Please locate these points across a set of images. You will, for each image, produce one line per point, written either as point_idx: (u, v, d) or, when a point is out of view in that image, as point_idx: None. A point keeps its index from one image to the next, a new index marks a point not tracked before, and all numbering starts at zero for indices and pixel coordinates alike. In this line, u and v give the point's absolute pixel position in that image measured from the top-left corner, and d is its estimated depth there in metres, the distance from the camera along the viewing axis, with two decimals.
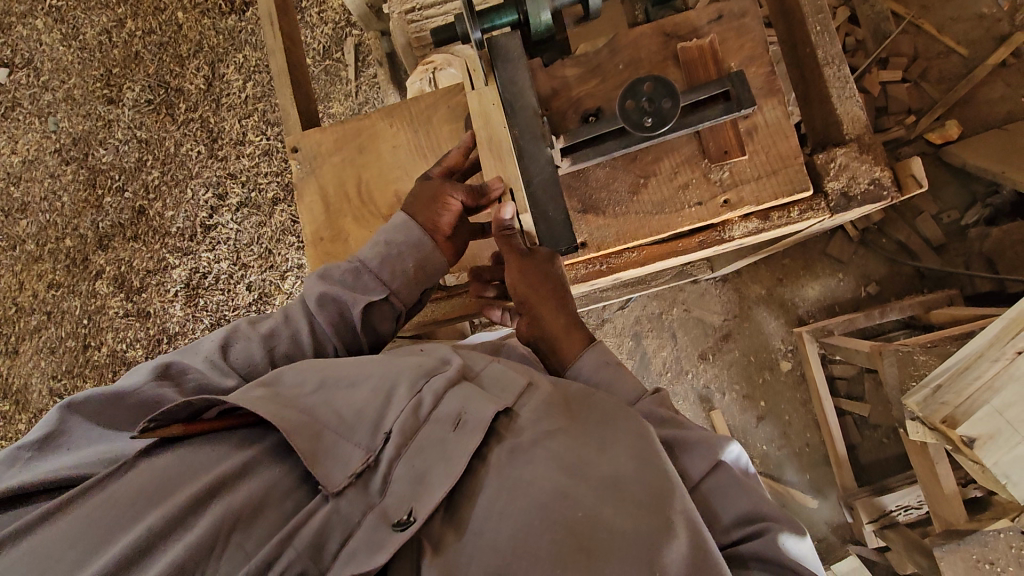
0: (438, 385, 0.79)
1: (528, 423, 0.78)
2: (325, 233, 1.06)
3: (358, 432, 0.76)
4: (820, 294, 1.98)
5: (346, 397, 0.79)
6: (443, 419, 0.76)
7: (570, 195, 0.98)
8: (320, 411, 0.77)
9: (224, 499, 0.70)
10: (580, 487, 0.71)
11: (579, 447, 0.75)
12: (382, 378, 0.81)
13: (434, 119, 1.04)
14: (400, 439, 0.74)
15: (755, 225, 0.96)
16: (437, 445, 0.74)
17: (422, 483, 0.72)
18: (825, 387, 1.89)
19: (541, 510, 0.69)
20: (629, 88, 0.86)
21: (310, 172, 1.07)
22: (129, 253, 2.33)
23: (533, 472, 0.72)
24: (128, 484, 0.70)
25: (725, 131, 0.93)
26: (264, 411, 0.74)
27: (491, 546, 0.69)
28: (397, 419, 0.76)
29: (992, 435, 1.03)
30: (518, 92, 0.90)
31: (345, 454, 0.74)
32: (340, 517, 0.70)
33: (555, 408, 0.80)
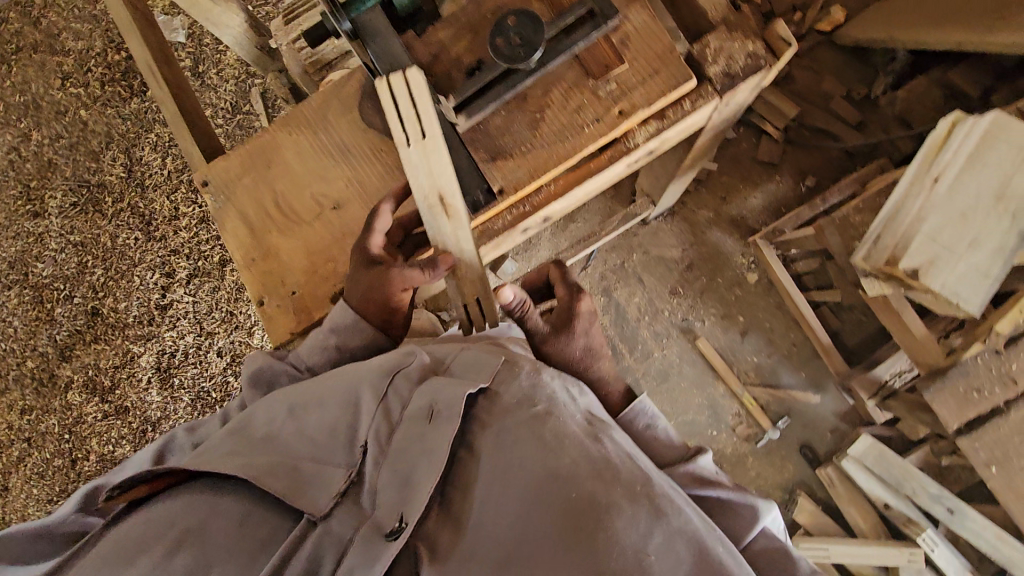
0: (402, 387, 0.86)
1: (511, 405, 0.85)
2: (256, 253, 1.05)
3: (334, 453, 0.81)
4: (763, 201, 2.04)
5: (315, 420, 0.83)
6: (417, 417, 0.82)
7: (475, 148, 0.99)
8: (288, 439, 0.81)
9: (197, 541, 0.71)
10: (562, 466, 0.79)
11: (562, 430, 0.82)
12: (347, 391, 0.85)
13: (329, 118, 1.05)
14: (377, 446, 0.80)
15: (654, 127, 0.99)
16: (416, 444, 0.79)
17: (407, 485, 0.76)
18: (793, 286, 1.93)
19: (528, 494, 0.77)
20: (495, 28, 0.91)
21: (226, 200, 1.07)
22: (93, 356, 2.29)
23: (518, 455, 0.80)
24: (103, 550, 0.70)
25: (601, 48, 0.98)
26: (232, 467, 0.75)
27: (483, 535, 0.76)
28: (370, 428, 0.81)
29: (932, 262, 1.07)
30: (394, 61, 0.93)
31: (327, 476, 0.78)
32: (333, 537, 0.74)
33: (533, 393, 0.87)
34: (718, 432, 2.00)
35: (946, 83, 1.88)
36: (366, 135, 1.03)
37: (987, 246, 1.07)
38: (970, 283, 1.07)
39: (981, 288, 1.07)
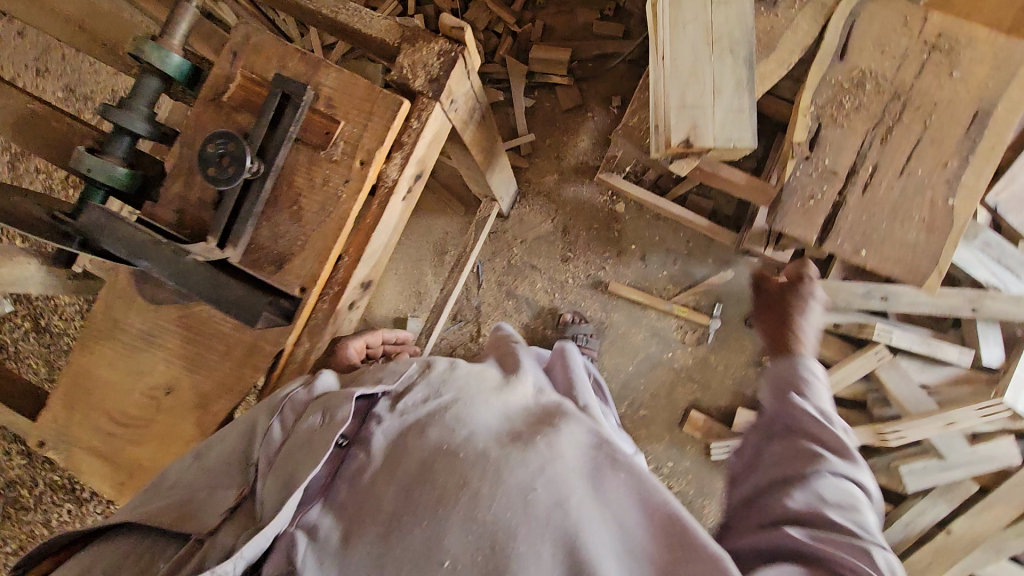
0: (298, 405, 0.89)
1: (412, 399, 0.88)
2: (124, 474, 1.03)
3: (229, 476, 0.87)
4: (590, 139, 2.10)
5: (221, 457, 0.88)
6: (310, 426, 0.85)
7: (259, 267, 0.99)
8: (190, 482, 0.88)
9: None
10: (451, 451, 0.81)
11: (456, 412, 0.86)
12: (250, 424, 0.90)
13: (117, 318, 1.02)
14: (267, 460, 0.86)
15: (400, 157, 1.02)
16: (301, 446, 0.84)
17: (289, 484, 0.81)
18: (652, 196, 1.96)
19: (415, 475, 0.81)
20: (201, 160, 0.94)
21: (70, 445, 1.04)
22: None
23: (410, 445, 0.84)
24: None
25: (313, 121, 1.00)
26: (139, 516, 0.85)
27: (367, 525, 0.79)
28: (262, 447, 0.87)
29: (695, 125, 1.12)
30: (122, 239, 0.92)
31: (220, 496, 0.85)
32: (215, 547, 0.80)
33: (433, 381, 0.89)
34: (673, 352, 2.06)
35: None
36: (157, 313, 1.01)
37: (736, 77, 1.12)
38: (730, 117, 1.12)
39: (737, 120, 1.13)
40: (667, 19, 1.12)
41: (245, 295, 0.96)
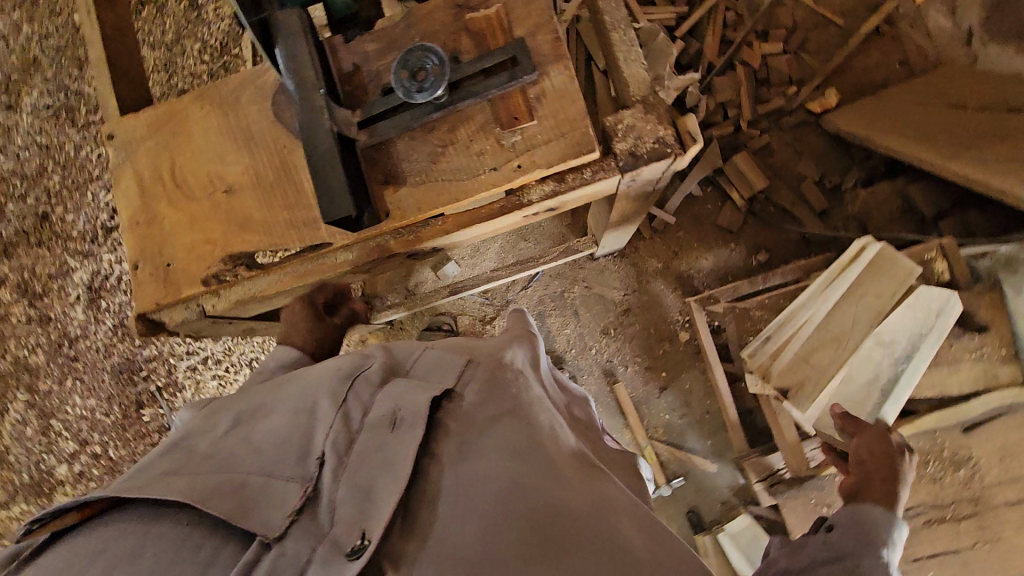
0: (364, 391, 0.69)
1: (474, 404, 0.70)
2: (140, 216, 1.05)
3: (285, 464, 0.62)
4: (713, 265, 2.03)
5: (262, 432, 0.65)
6: (378, 421, 0.65)
7: (372, 168, 0.99)
8: (234, 452, 0.62)
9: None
10: (531, 473, 0.64)
11: (532, 431, 0.68)
12: (300, 398, 0.69)
13: (242, 101, 1.04)
14: (335, 457, 0.62)
15: (549, 187, 0.99)
16: (376, 453, 0.62)
17: (368, 497, 0.59)
18: (714, 355, 1.87)
19: (494, 501, 0.61)
20: (402, 59, 0.90)
21: (126, 158, 1.07)
22: (32, 259, 2.17)
23: (481, 465, 0.64)
24: None
25: (514, 98, 0.97)
26: (174, 483, 0.57)
27: (458, 555, 0.58)
28: (327, 438, 0.64)
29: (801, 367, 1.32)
30: (298, 67, 0.92)
31: (276, 494, 0.59)
32: (287, 560, 0.56)
33: (497, 386, 0.72)
34: None
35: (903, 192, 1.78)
36: (273, 127, 1.03)
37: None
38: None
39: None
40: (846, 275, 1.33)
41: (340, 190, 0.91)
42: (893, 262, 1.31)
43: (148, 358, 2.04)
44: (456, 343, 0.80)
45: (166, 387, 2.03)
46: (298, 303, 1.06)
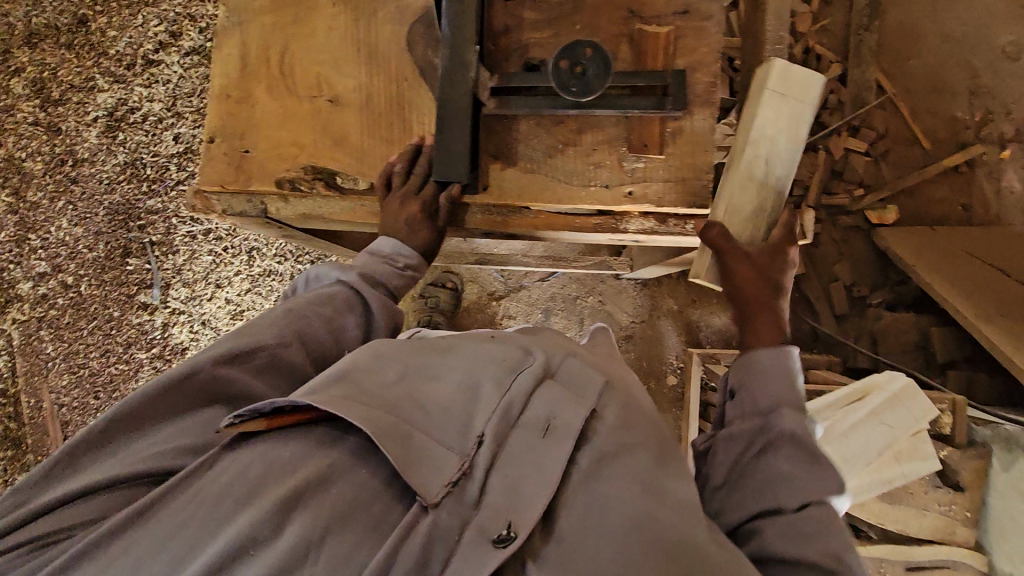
0: (525, 384, 0.73)
1: (614, 427, 0.73)
2: (233, 92, 0.99)
3: (448, 433, 0.68)
4: (722, 325, 2.04)
5: (433, 400, 0.71)
6: (531, 424, 0.70)
7: (486, 138, 0.96)
8: (404, 404, 0.69)
9: (314, 503, 0.61)
10: (663, 508, 0.67)
11: (664, 466, 0.72)
12: (467, 377, 0.75)
13: (378, 14, 0.97)
14: (494, 443, 0.67)
15: (651, 224, 0.98)
16: (529, 451, 0.68)
17: (517, 493, 0.65)
18: (697, 408, 1.92)
19: (628, 529, 0.64)
20: (569, 48, 0.85)
21: (236, 24, 0.99)
22: (56, 61, 1.99)
23: (621, 489, 0.68)
24: (213, 482, 0.62)
25: (652, 126, 0.94)
26: (352, 414, 0.64)
27: (595, 573, 0.62)
28: (488, 421, 0.69)
29: None
30: (461, 14, 0.87)
31: (439, 460, 0.65)
32: (439, 531, 0.61)
33: (633, 417, 0.76)
34: None
35: (925, 332, 1.82)
36: (400, 55, 0.96)
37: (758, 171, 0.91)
38: (743, 201, 0.90)
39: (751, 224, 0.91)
40: (869, 399, 1.37)
41: (455, 154, 0.88)
42: (915, 402, 1.36)
43: (150, 209, 1.95)
44: (594, 361, 0.83)
45: (160, 243, 1.95)
46: (415, 202, 0.91)
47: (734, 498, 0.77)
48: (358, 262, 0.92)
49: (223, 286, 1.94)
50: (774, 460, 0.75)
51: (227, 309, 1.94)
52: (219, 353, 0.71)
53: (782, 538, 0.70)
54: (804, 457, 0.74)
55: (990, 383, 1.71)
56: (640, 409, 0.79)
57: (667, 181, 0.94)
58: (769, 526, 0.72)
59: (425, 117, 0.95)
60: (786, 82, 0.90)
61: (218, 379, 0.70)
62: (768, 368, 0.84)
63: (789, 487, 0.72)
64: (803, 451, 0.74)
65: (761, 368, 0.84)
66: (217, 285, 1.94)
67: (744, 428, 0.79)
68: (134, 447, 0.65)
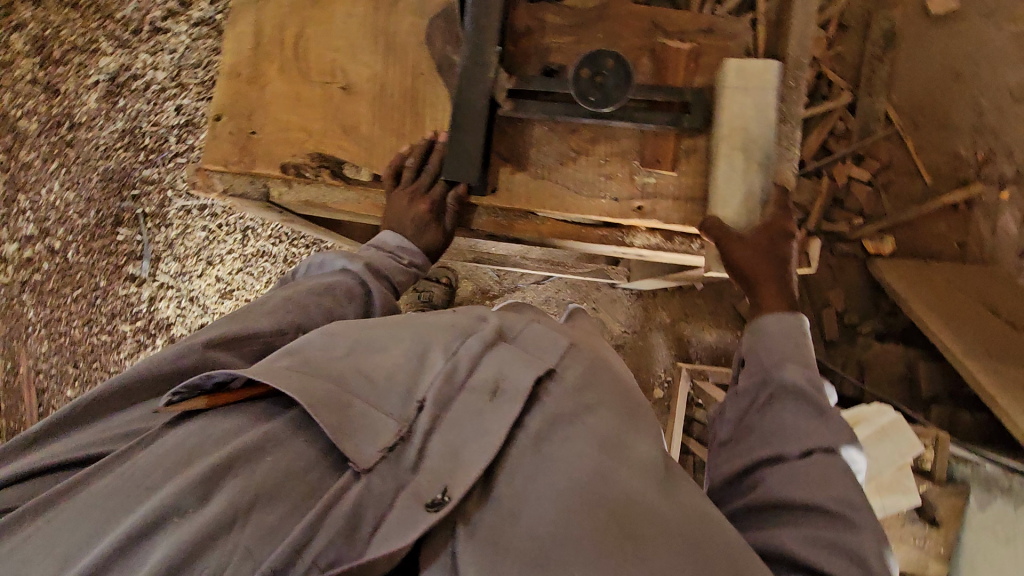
0: (473, 347, 0.67)
1: (573, 385, 0.66)
2: (244, 70, 0.97)
3: (388, 399, 0.62)
4: (714, 342, 1.99)
5: (375, 359, 0.65)
6: (478, 386, 0.64)
7: (500, 140, 0.95)
8: (342, 368, 0.63)
9: (245, 470, 0.56)
10: (619, 469, 0.60)
11: (627, 427, 0.65)
12: (414, 341, 0.68)
13: (399, 5, 0.96)
14: (434, 408, 0.62)
15: (656, 241, 0.97)
16: (472, 416, 0.62)
17: (457, 458, 0.59)
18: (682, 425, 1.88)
19: (575, 492, 0.58)
20: (591, 57, 0.85)
21: (253, 2, 0.97)
22: (60, 19, 1.93)
23: (572, 450, 0.61)
24: (143, 460, 0.58)
25: (666, 142, 0.94)
26: (283, 384, 0.59)
27: (531, 538, 0.56)
28: (431, 384, 0.63)
29: None
30: (485, 14, 0.86)
31: (374, 425, 0.60)
32: (370, 498, 0.57)
33: (598, 378, 0.69)
34: None
35: (913, 365, 1.84)
36: (417, 48, 0.95)
37: (740, 159, 0.87)
38: (731, 194, 0.88)
39: (748, 214, 0.88)
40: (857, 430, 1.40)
41: (469, 156, 0.88)
42: (904, 435, 1.37)
43: (146, 179, 1.91)
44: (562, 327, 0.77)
45: (153, 215, 1.91)
46: (423, 200, 0.90)
47: (738, 449, 0.77)
48: (364, 253, 0.90)
49: (214, 264, 1.90)
50: (780, 410, 0.75)
51: (216, 287, 1.90)
52: (206, 337, 0.69)
53: (779, 482, 0.70)
54: (808, 409, 0.74)
55: (975, 421, 1.72)
56: (606, 371, 0.71)
57: (678, 200, 0.93)
58: (770, 473, 0.72)
59: (440, 114, 0.94)
60: (744, 73, 0.87)
61: (195, 362, 0.67)
62: (776, 332, 0.83)
63: (792, 436, 0.72)
64: (806, 402, 0.75)
65: (776, 334, 0.83)
66: (208, 263, 1.91)
67: (749, 385, 0.81)
68: (100, 424, 0.64)
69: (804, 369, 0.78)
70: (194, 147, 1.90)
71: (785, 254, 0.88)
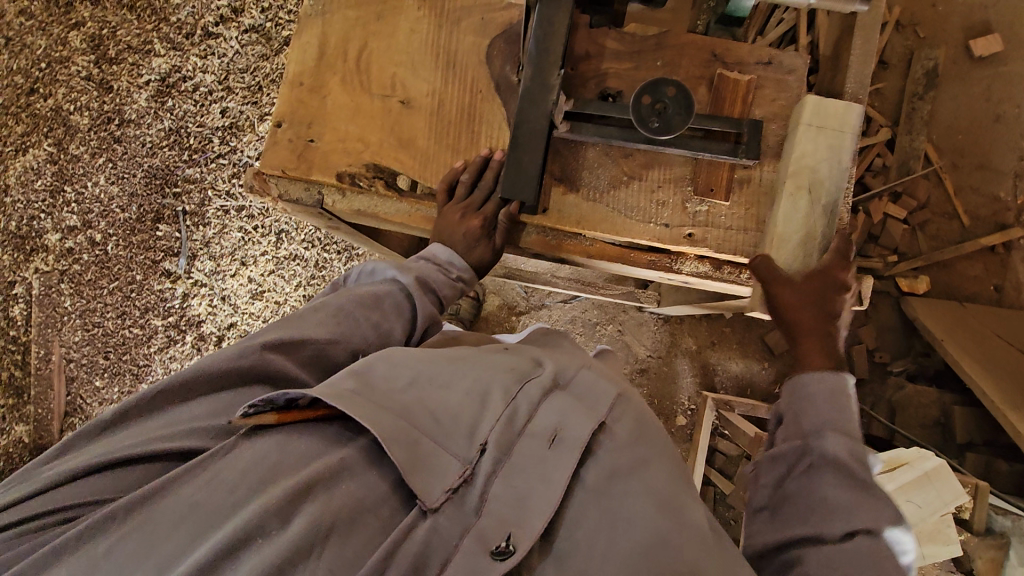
0: (533, 395, 0.71)
1: (625, 441, 0.71)
2: (307, 81, 0.99)
3: (454, 439, 0.66)
4: (740, 372, 1.97)
5: (439, 399, 0.69)
6: (539, 433, 0.68)
7: (553, 160, 0.95)
8: (409, 409, 0.67)
9: (322, 496, 0.59)
10: (676, 533, 0.64)
11: (676, 487, 0.69)
12: (475, 382, 0.72)
13: (461, 23, 0.97)
14: (498, 452, 0.66)
15: (705, 269, 0.97)
16: (533, 463, 0.66)
17: (520, 504, 0.63)
18: (704, 455, 1.85)
19: (636, 552, 0.62)
20: (652, 85, 0.86)
21: (320, 14, 1.00)
22: (117, 20, 1.99)
23: (631, 510, 0.65)
24: (223, 471, 0.60)
25: (720, 171, 0.93)
26: (360, 417, 0.62)
27: None
28: (494, 427, 0.67)
29: None
30: (550, 35, 0.87)
31: (443, 466, 0.63)
32: (439, 538, 0.60)
33: (645, 436, 0.73)
34: None
35: (947, 409, 1.80)
36: (478, 67, 0.96)
37: (803, 199, 0.87)
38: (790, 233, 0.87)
39: (805, 256, 0.87)
40: (897, 476, 1.37)
41: (527, 178, 0.89)
42: (950, 484, 1.33)
43: (188, 178, 1.95)
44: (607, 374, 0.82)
45: (192, 214, 1.95)
46: (476, 217, 0.93)
47: (776, 520, 0.75)
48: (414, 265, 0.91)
49: (247, 264, 1.93)
50: (822, 482, 0.73)
51: (248, 287, 1.93)
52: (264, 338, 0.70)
53: (817, 565, 0.68)
54: (851, 484, 0.72)
55: (1011, 470, 1.68)
56: (653, 428, 0.76)
57: (729, 230, 0.93)
58: (811, 555, 0.70)
59: (497, 129, 0.95)
60: (821, 112, 0.87)
61: (254, 363, 0.68)
62: (818, 392, 0.80)
63: (837, 515, 0.70)
64: (847, 476, 0.73)
65: (816, 396, 0.80)
66: (242, 263, 1.93)
67: (785, 448, 0.78)
68: (169, 417, 0.66)
69: (846, 438, 0.76)
70: (235, 149, 1.93)
71: (835, 309, 0.88)
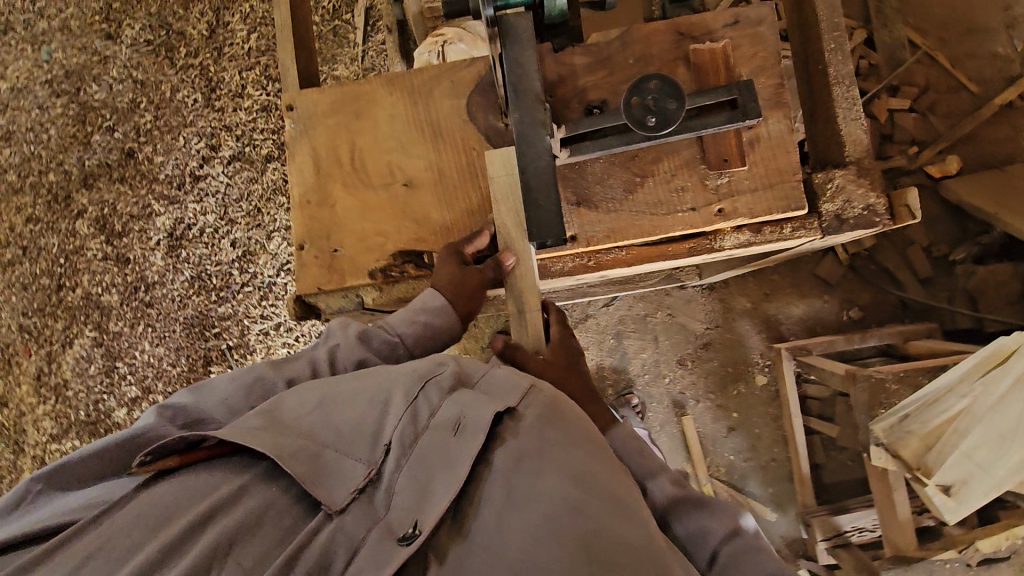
0: (434, 393, 0.71)
1: (536, 424, 0.69)
2: (312, 197, 1.02)
3: (358, 445, 0.66)
4: (803, 313, 1.91)
5: (345, 412, 0.69)
6: (444, 425, 0.68)
7: (564, 186, 0.96)
8: (311, 428, 0.67)
9: (220, 521, 0.59)
10: (588, 499, 0.64)
11: (592, 458, 0.68)
12: (378, 388, 0.72)
13: (434, 92, 1.00)
14: (401, 449, 0.66)
15: (746, 237, 0.95)
16: (439, 455, 0.65)
17: (426, 494, 0.63)
18: (798, 406, 1.79)
19: (545, 521, 0.61)
20: (636, 85, 0.85)
21: (303, 132, 1.03)
22: (114, 196, 2.11)
23: (541, 483, 0.64)
24: (124, 516, 0.59)
25: (727, 139, 0.92)
26: (256, 442, 0.62)
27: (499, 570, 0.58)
28: (396, 427, 0.67)
29: (964, 481, 1.32)
30: (524, 75, 0.87)
31: (347, 471, 0.64)
32: (344, 537, 0.59)
33: (560, 418, 0.71)
34: None
35: None
36: (464, 126, 0.99)
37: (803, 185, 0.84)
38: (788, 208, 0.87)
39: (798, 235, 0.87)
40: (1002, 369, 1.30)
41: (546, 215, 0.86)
42: None
43: (222, 315, 2.02)
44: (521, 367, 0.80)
45: (237, 347, 2.01)
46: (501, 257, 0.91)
47: None
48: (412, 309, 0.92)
49: None
50: None
51: None
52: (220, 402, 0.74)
53: None
54: None
55: None
56: (569, 408, 0.74)
57: (757, 190, 0.92)
58: None
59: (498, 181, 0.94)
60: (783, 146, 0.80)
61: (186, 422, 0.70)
62: None
63: None
64: None
65: None
66: None
67: None
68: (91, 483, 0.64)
69: None
70: (256, 273, 1.99)
71: None
